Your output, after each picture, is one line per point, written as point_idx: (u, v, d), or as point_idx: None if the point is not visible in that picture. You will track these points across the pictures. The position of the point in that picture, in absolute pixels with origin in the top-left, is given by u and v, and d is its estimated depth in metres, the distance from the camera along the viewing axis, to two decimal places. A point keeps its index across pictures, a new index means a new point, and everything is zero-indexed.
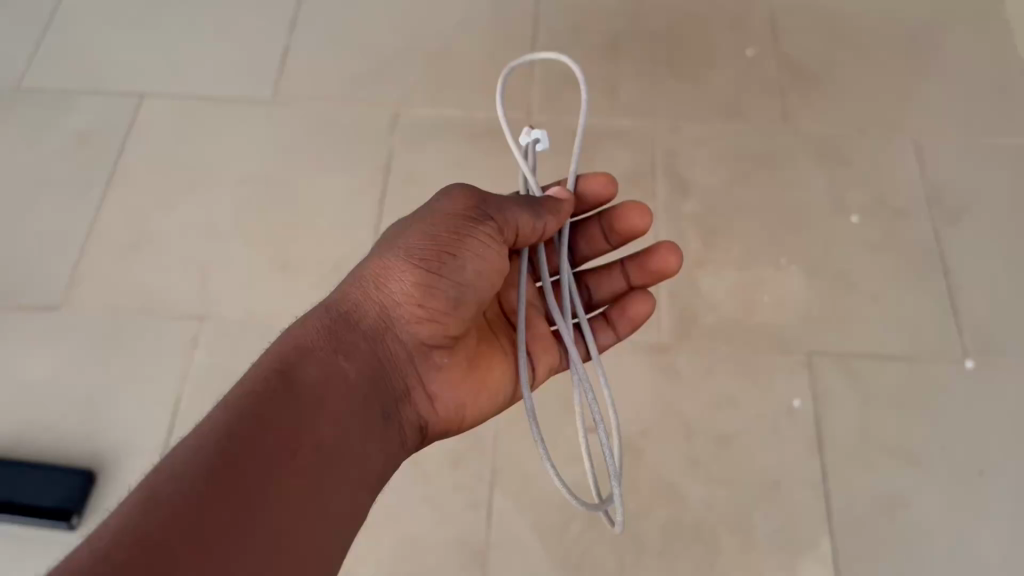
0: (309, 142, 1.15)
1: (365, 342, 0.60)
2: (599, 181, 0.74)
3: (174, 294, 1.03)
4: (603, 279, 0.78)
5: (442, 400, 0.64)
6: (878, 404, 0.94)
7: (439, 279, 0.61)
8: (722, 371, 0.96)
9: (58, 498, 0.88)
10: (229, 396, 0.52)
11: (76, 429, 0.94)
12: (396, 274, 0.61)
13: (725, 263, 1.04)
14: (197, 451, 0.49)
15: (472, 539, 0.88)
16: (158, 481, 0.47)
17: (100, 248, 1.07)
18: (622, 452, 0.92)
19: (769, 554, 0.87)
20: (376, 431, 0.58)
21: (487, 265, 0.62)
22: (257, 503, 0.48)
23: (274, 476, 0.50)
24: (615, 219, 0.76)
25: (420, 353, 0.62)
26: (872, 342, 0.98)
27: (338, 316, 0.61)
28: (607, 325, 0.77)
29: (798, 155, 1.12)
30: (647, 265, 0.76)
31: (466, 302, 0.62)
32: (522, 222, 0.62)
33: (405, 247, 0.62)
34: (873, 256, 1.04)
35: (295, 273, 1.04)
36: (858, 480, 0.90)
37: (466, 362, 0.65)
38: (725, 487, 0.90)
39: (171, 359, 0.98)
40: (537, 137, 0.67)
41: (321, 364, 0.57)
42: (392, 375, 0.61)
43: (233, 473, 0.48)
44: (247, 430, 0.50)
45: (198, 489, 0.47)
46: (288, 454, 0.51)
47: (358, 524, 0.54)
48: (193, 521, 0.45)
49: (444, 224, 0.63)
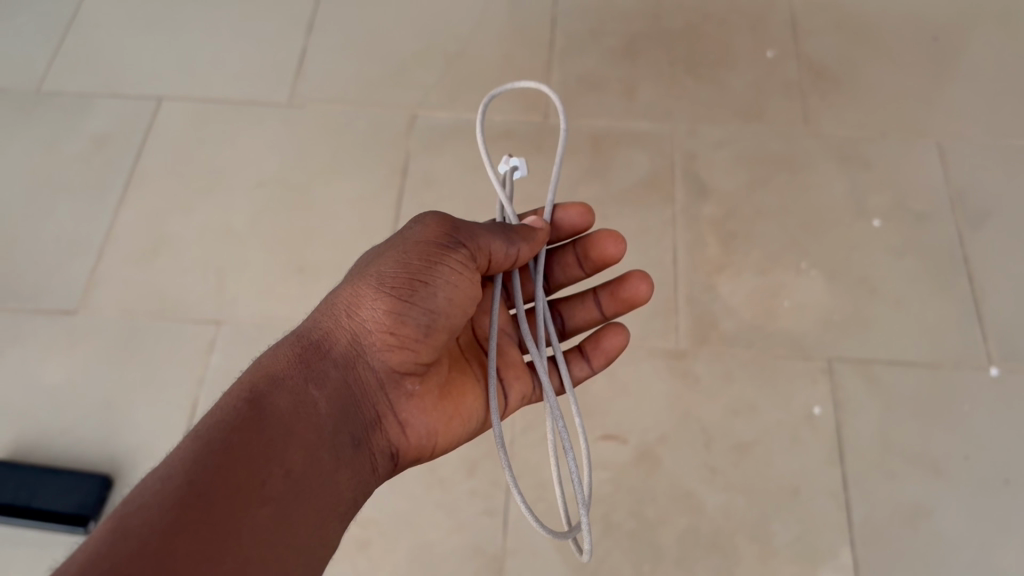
0: (327, 145, 1.14)
1: (336, 371, 0.60)
2: (575, 210, 0.73)
3: (191, 298, 1.03)
4: (577, 307, 0.77)
5: (414, 427, 0.63)
6: (900, 411, 0.93)
7: (410, 307, 0.60)
8: (741, 377, 0.95)
9: (76, 504, 0.88)
10: (197, 426, 0.52)
11: (94, 432, 0.94)
12: (366, 301, 0.61)
13: (745, 268, 1.02)
14: (165, 484, 0.48)
15: (487, 547, 0.87)
16: (126, 511, 0.46)
17: (118, 252, 1.07)
18: (639, 459, 0.91)
19: (788, 563, 0.85)
20: (345, 461, 0.57)
21: (459, 292, 0.61)
22: (225, 535, 0.47)
23: (242, 509, 0.49)
24: (590, 247, 0.75)
25: (390, 381, 0.62)
26: (893, 348, 0.97)
27: (308, 345, 0.60)
28: (582, 357, 0.75)
29: (818, 158, 1.10)
30: (619, 293, 0.76)
31: (437, 328, 0.61)
32: (495, 249, 0.62)
33: (376, 274, 0.61)
34: (894, 260, 1.03)
35: (311, 278, 1.04)
36: (880, 488, 0.89)
37: (438, 390, 0.64)
38: (745, 495, 0.89)
39: (190, 362, 0.98)
40: (515, 164, 0.66)
41: (292, 394, 0.56)
42: (363, 403, 0.60)
43: (202, 505, 0.47)
44: (214, 463, 0.49)
45: (166, 521, 0.46)
46: (255, 486, 0.50)
47: (325, 555, 0.54)
48: (159, 554, 0.44)
49: (415, 250, 0.62)
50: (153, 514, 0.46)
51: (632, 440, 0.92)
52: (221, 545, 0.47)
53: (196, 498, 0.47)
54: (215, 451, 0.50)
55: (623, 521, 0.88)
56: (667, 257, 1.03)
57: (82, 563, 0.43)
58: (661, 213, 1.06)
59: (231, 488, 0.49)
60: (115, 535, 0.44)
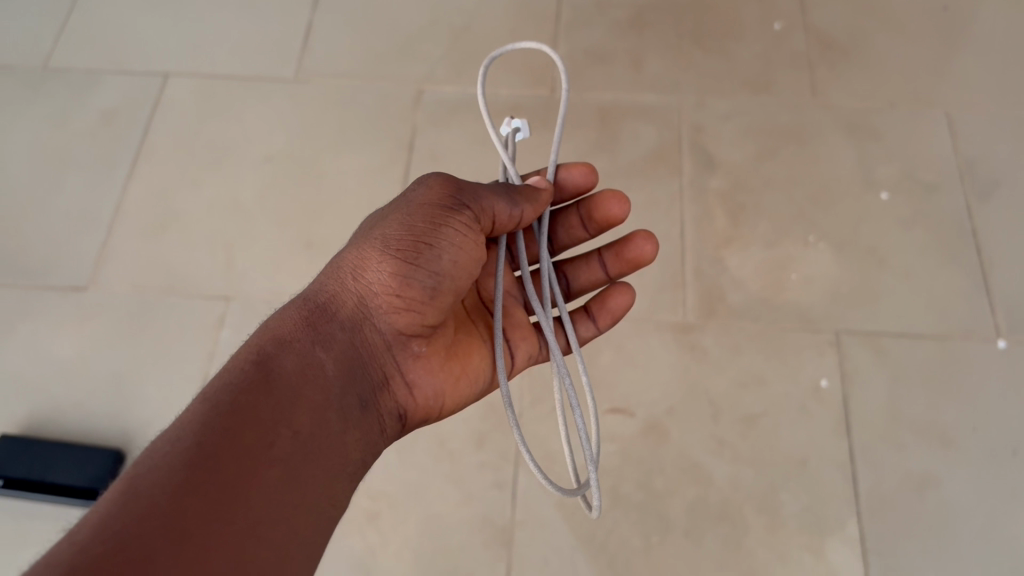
0: (334, 121, 1.14)
1: (343, 333, 0.60)
2: (578, 170, 0.73)
3: (201, 274, 1.04)
4: (581, 269, 0.77)
5: (421, 388, 0.64)
6: (908, 382, 0.93)
7: (415, 270, 0.61)
8: (750, 349, 0.95)
9: (89, 478, 0.88)
10: (206, 387, 0.52)
11: (105, 407, 0.95)
12: (372, 264, 0.61)
13: (753, 241, 1.02)
14: (175, 444, 0.48)
15: (497, 518, 0.88)
16: (138, 472, 0.46)
17: (128, 228, 1.08)
18: (647, 430, 0.92)
19: (796, 533, 0.86)
20: (353, 422, 0.58)
21: (465, 254, 0.61)
22: (237, 493, 0.48)
23: (252, 468, 0.49)
24: (593, 207, 0.75)
25: (397, 343, 0.63)
26: (901, 320, 0.97)
27: (315, 307, 0.61)
28: (587, 318, 0.75)
29: (826, 130, 1.10)
30: (624, 254, 0.76)
31: (443, 291, 0.61)
32: (499, 209, 0.62)
33: (381, 237, 0.62)
34: (903, 232, 1.02)
35: (319, 253, 1.04)
36: (887, 459, 0.89)
37: (444, 352, 0.65)
38: (752, 467, 0.89)
39: (201, 337, 0.99)
40: (518, 126, 0.66)
41: (300, 356, 0.57)
42: (370, 365, 0.61)
43: (212, 464, 0.48)
44: (223, 424, 0.50)
45: (177, 480, 0.46)
46: (265, 445, 0.51)
47: (335, 514, 0.54)
48: (173, 513, 0.45)
49: (420, 212, 0.62)
50: (164, 474, 0.46)
51: (640, 412, 0.93)
52: (231, 505, 0.47)
53: (206, 458, 0.48)
54: (224, 411, 0.51)
55: (631, 493, 0.89)
56: (674, 230, 1.03)
57: (92, 524, 0.43)
58: (669, 186, 1.06)
59: (240, 448, 0.49)
60: (128, 495, 0.45)
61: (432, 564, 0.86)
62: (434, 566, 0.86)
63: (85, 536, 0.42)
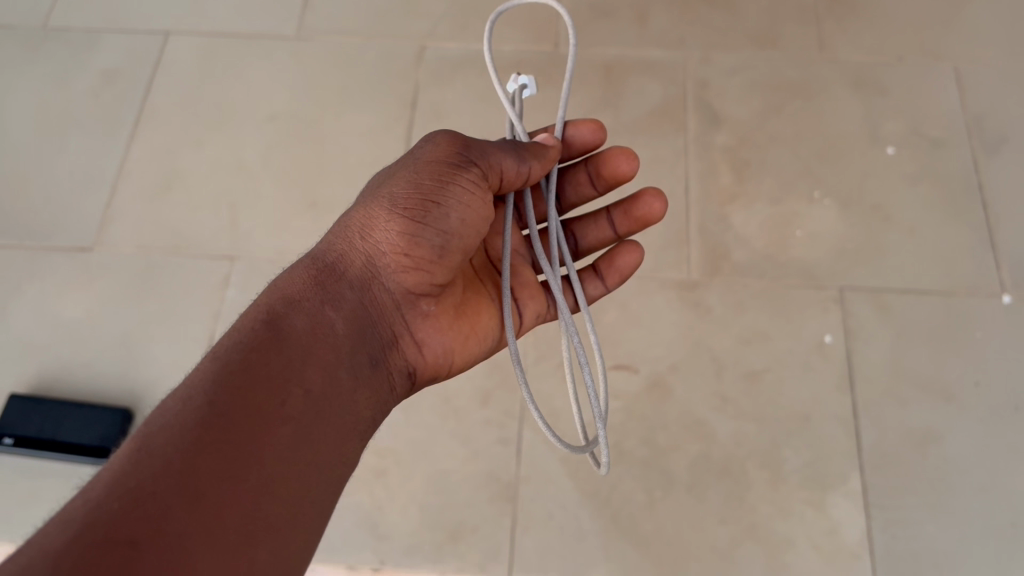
0: (336, 78, 1.13)
1: (352, 293, 0.60)
2: (587, 127, 0.73)
3: (205, 234, 1.04)
4: (589, 227, 0.77)
5: (430, 347, 0.64)
6: (911, 338, 0.93)
7: (423, 229, 0.61)
8: (753, 306, 0.96)
9: (97, 437, 0.89)
10: (216, 346, 0.53)
11: (112, 366, 0.96)
12: (380, 224, 0.61)
13: (758, 197, 1.02)
14: (186, 402, 0.49)
15: (502, 474, 0.88)
16: (150, 429, 0.47)
17: (131, 188, 1.07)
18: (650, 387, 0.92)
19: (799, 488, 0.86)
20: (363, 380, 0.58)
21: (472, 212, 0.62)
22: (248, 449, 0.48)
23: (263, 424, 0.50)
24: (602, 165, 0.75)
25: (406, 302, 0.63)
26: (905, 277, 0.97)
27: (324, 267, 0.61)
28: (596, 276, 0.75)
29: (833, 85, 1.09)
30: (632, 211, 0.76)
31: (451, 249, 0.61)
32: (507, 166, 0.62)
33: (389, 196, 0.62)
34: (908, 188, 1.02)
35: (323, 213, 1.04)
36: (890, 414, 0.90)
37: (453, 311, 0.65)
38: (755, 423, 0.90)
39: (205, 297, 0.99)
40: (525, 82, 0.66)
41: (309, 315, 0.57)
42: (380, 324, 0.61)
43: (223, 422, 0.48)
44: (233, 382, 0.50)
45: (188, 437, 0.47)
46: (276, 403, 0.51)
47: (346, 471, 0.55)
48: (185, 470, 0.45)
49: (428, 170, 0.62)
50: (178, 431, 0.47)
51: (643, 369, 0.93)
52: (243, 462, 0.48)
53: (217, 416, 0.48)
54: (234, 370, 0.51)
55: (634, 449, 0.89)
56: (679, 187, 1.02)
57: (106, 483, 0.43)
58: (673, 142, 1.05)
59: (251, 405, 0.50)
60: (140, 452, 0.45)
61: (438, 519, 0.87)
62: (440, 521, 0.87)
63: (100, 494, 0.43)
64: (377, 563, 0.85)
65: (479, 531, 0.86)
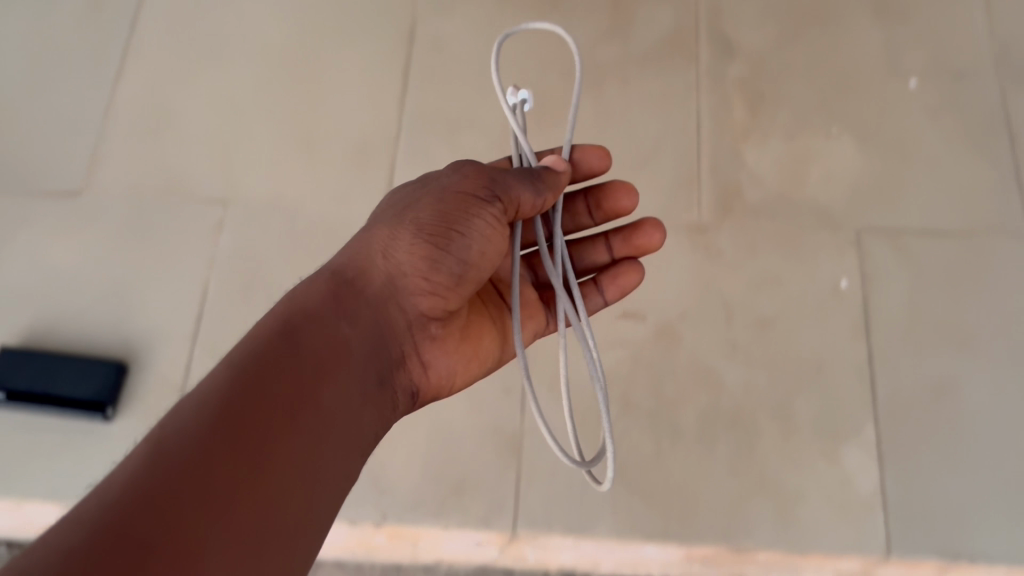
0: (331, 9, 1.08)
1: (368, 308, 0.58)
2: (595, 151, 0.71)
3: (197, 177, 1.00)
4: (587, 251, 0.74)
5: (436, 369, 0.64)
6: (930, 282, 0.90)
7: (444, 256, 0.60)
8: (766, 249, 0.92)
9: (92, 390, 0.87)
10: (230, 354, 0.50)
11: (103, 315, 0.93)
12: (401, 243, 0.60)
13: (772, 133, 0.97)
14: (202, 409, 0.46)
15: (506, 427, 0.87)
16: (164, 435, 0.44)
17: (119, 128, 1.03)
18: (658, 335, 0.89)
19: (811, 439, 0.84)
20: (371, 399, 0.56)
21: (491, 243, 0.62)
22: (263, 464, 0.46)
23: (279, 440, 0.47)
24: (603, 197, 0.73)
25: (417, 324, 0.62)
26: (926, 217, 0.93)
27: (342, 279, 0.59)
28: (595, 289, 0.72)
29: (853, 11, 1.03)
30: (631, 240, 0.73)
31: (467, 279, 0.62)
32: (526, 201, 0.61)
33: (414, 220, 0.61)
34: (932, 122, 0.97)
35: (319, 153, 1.00)
36: (906, 362, 0.87)
37: (458, 333, 0.65)
38: (767, 371, 0.87)
39: (200, 244, 0.96)
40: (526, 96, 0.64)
41: (327, 328, 0.55)
42: (392, 342, 0.60)
43: (241, 434, 0.46)
44: (252, 395, 0.48)
45: (204, 446, 0.44)
46: (293, 420, 0.49)
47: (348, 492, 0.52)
48: (203, 479, 0.43)
49: (453, 200, 0.61)
50: (192, 440, 0.44)
51: (651, 317, 0.90)
52: (257, 475, 0.45)
53: (236, 428, 0.46)
54: (252, 382, 0.48)
55: (641, 399, 0.87)
56: (690, 123, 0.98)
57: (120, 483, 0.40)
58: (684, 75, 1.00)
59: (268, 420, 0.47)
60: (156, 456, 0.42)
61: (441, 472, 0.85)
62: (443, 474, 0.85)
63: (117, 495, 0.40)
64: (379, 517, 0.84)
65: (482, 484, 0.84)
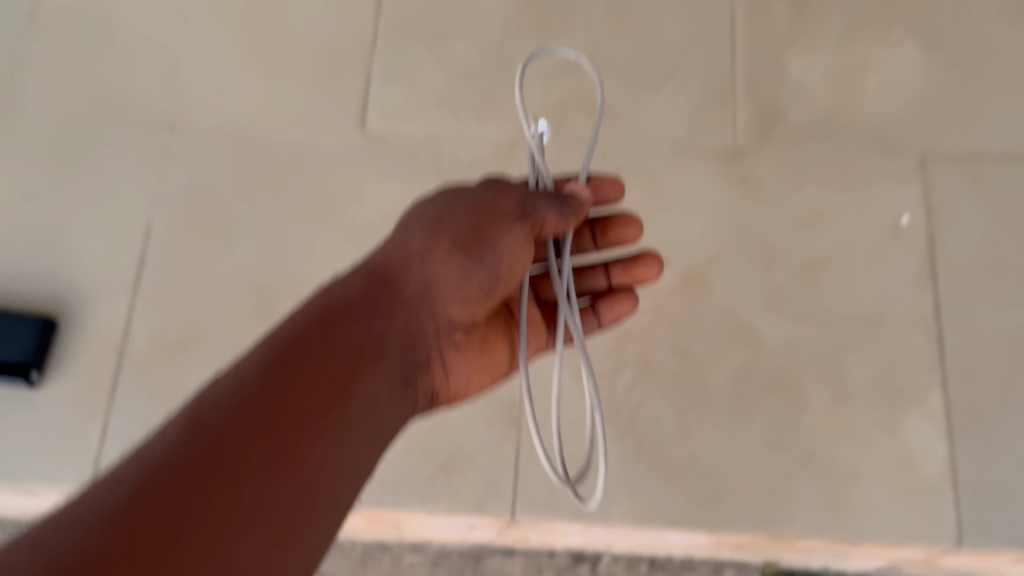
0: None
1: (404, 311, 0.53)
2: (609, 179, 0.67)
3: (137, 95, 0.85)
4: (582, 275, 0.68)
5: (456, 381, 0.58)
6: (1008, 219, 0.76)
7: (475, 267, 0.55)
8: (815, 177, 0.78)
9: (12, 351, 0.72)
10: (254, 351, 0.46)
11: (27, 259, 0.79)
12: (433, 250, 0.56)
13: (821, 41, 0.83)
14: (211, 412, 0.42)
15: (503, 394, 0.74)
16: (161, 438, 0.40)
17: (46, 38, 0.87)
18: (684, 282, 0.75)
19: (866, 407, 0.71)
20: (395, 413, 0.50)
21: (520, 261, 0.56)
22: (269, 494, 0.40)
23: (292, 466, 0.41)
24: (608, 223, 0.68)
25: (446, 334, 0.56)
26: (1002, 141, 0.78)
27: (376, 279, 0.54)
28: (590, 314, 0.66)
29: None
30: (630, 269, 0.67)
31: (497, 292, 0.56)
32: (552, 223, 0.55)
33: (447, 230, 0.56)
34: (1010, 28, 0.82)
35: (282, 66, 0.85)
36: (981, 315, 0.73)
37: (479, 345, 0.60)
38: (814, 326, 0.73)
39: (141, 176, 0.81)
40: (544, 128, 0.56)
41: (361, 331, 0.50)
42: (422, 350, 0.54)
43: (238, 466, 0.40)
44: (275, 401, 0.43)
45: (211, 457, 0.39)
46: (309, 437, 0.43)
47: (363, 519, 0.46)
48: (192, 510, 0.37)
49: (485, 213, 0.56)
50: (195, 447, 0.40)
51: (676, 261, 0.76)
52: (254, 510, 0.39)
53: (243, 450, 0.40)
54: (266, 395, 0.43)
55: (664, 360, 0.73)
56: (723, 32, 0.83)
57: (166, 444, 0.40)
58: None
59: (280, 442, 0.42)
60: (150, 466, 0.38)
61: (427, 446, 0.72)
62: (429, 449, 0.72)
63: (165, 451, 0.39)
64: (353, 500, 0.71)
65: (477, 460, 0.72)
